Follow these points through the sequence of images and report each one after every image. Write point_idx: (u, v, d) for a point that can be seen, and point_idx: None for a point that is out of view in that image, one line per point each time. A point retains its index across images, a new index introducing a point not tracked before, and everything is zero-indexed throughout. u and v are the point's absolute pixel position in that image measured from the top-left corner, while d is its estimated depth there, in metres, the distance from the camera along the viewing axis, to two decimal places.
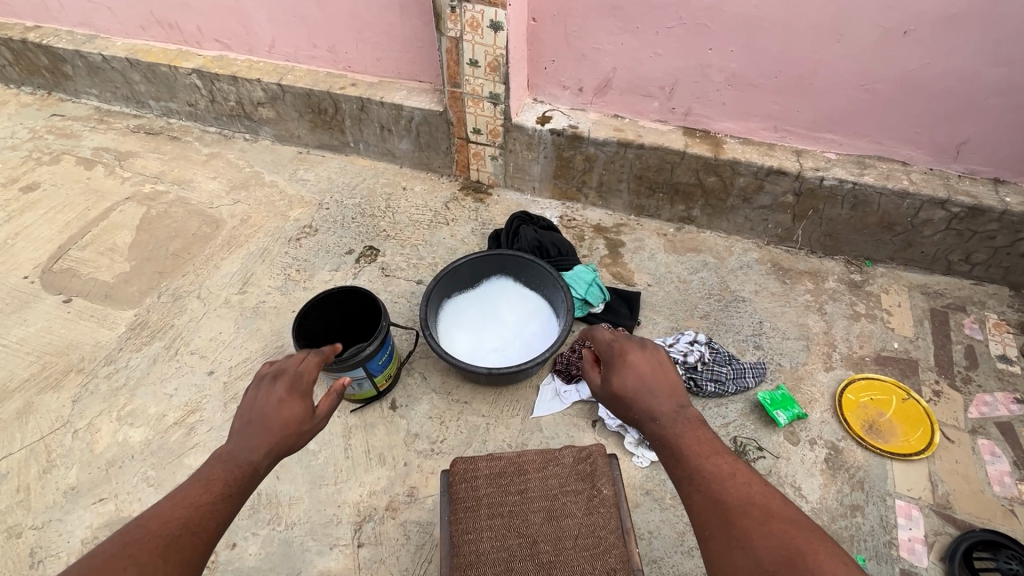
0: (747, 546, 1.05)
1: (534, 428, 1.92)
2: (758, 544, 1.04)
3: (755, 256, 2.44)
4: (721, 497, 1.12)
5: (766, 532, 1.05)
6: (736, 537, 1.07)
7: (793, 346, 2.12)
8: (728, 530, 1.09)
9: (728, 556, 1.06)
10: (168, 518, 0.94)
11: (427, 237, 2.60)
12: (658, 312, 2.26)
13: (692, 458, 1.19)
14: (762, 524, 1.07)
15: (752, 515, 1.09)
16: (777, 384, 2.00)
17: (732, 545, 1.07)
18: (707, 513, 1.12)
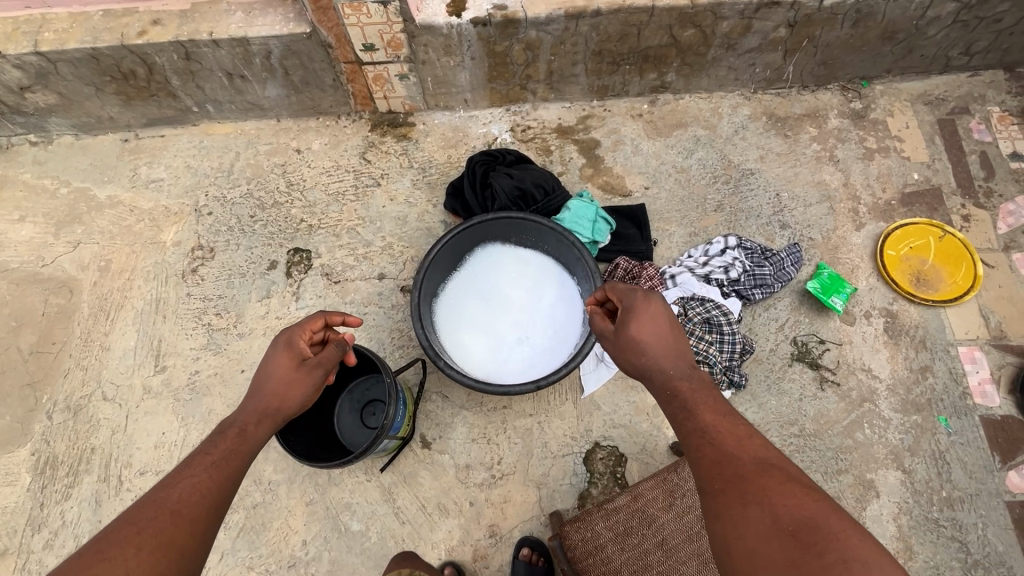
0: (757, 506, 0.98)
1: (592, 409, 1.69)
2: (774, 503, 0.98)
3: (747, 112, 2.09)
4: (734, 455, 1.08)
5: (785, 492, 0.98)
6: (748, 495, 1.00)
7: (818, 212, 1.91)
8: (741, 488, 1.02)
9: (737, 518, 0.99)
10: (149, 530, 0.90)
11: (362, 212, 2.01)
12: (668, 220, 1.93)
13: (702, 414, 1.17)
14: (782, 486, 1.00)
15: (768, 474, 1.03)
16: (817, 264, 1.83)
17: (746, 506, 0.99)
18: (710, 465, 1.08)
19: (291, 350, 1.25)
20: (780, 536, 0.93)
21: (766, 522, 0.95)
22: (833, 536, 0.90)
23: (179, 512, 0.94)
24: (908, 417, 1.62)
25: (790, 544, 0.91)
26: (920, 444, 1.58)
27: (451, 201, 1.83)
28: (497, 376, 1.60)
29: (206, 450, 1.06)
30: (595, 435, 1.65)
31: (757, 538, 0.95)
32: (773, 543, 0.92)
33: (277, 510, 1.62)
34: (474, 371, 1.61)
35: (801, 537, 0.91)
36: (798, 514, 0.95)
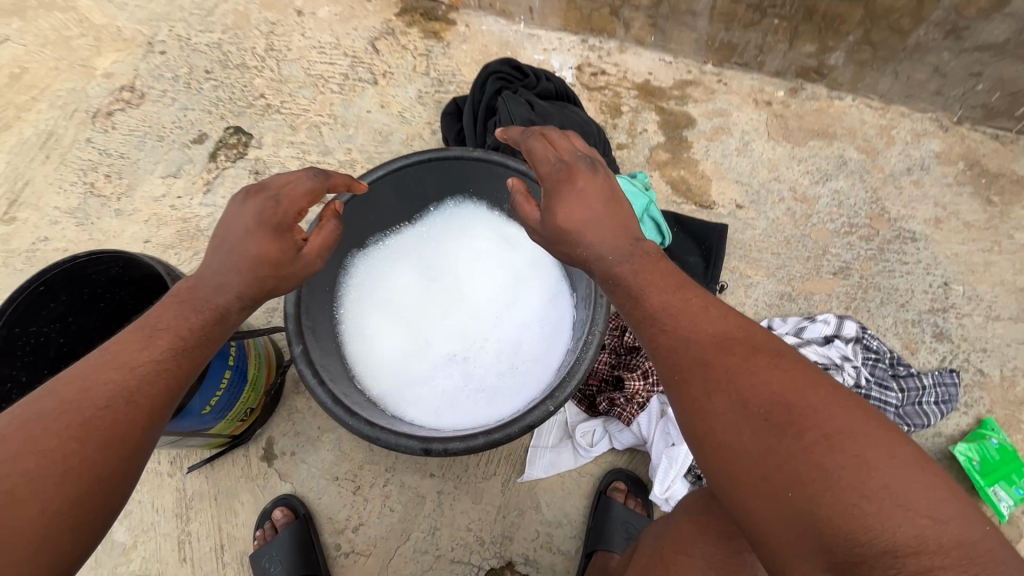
0: (733, 409, 0.55)
1: (527, 506, 1.04)
2: (753, 389, 0.55)
3: (935, 148, 1.34)
4: (709, 333, 0.60)
5: (759, 371, 0.56)
6: (717, 387, 0.57)
7: (1006, 334, 1.15)
8: (704, 376, 0.57)
9: (710, 435, 0.56)
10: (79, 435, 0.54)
11: (338, 109, 1.45)
12: (754, 262, 1.23)
13: (649, 292, 0.64)
14: (752, 362, 0.57)
15: (740, 350, 0.58)
16: (979, 418, 1.07)
17: (710, 395, 0.57)
18: (671, 345, 0.61)
19: (268, 213, 0.69)
20: (762, 439, 0.53)
21: (743, 428, 0.54)
22: (845, 443, 0.50)
23: (118, 407, 0.56)
24: None
25: (780, 468, 0.51)
26: None
27: (441, 130, 1.22)
28: (394, 402, 0.99)
29: (160, 315, 0.63)
30: (513, 550, 1.01)
31: (744, 471, 0.53)
32: (758, 472, 0.52)
33: None
34: (365, 377, 1.01)
35: (807, 459, 0.51)
36: (783, 393, 0.54)
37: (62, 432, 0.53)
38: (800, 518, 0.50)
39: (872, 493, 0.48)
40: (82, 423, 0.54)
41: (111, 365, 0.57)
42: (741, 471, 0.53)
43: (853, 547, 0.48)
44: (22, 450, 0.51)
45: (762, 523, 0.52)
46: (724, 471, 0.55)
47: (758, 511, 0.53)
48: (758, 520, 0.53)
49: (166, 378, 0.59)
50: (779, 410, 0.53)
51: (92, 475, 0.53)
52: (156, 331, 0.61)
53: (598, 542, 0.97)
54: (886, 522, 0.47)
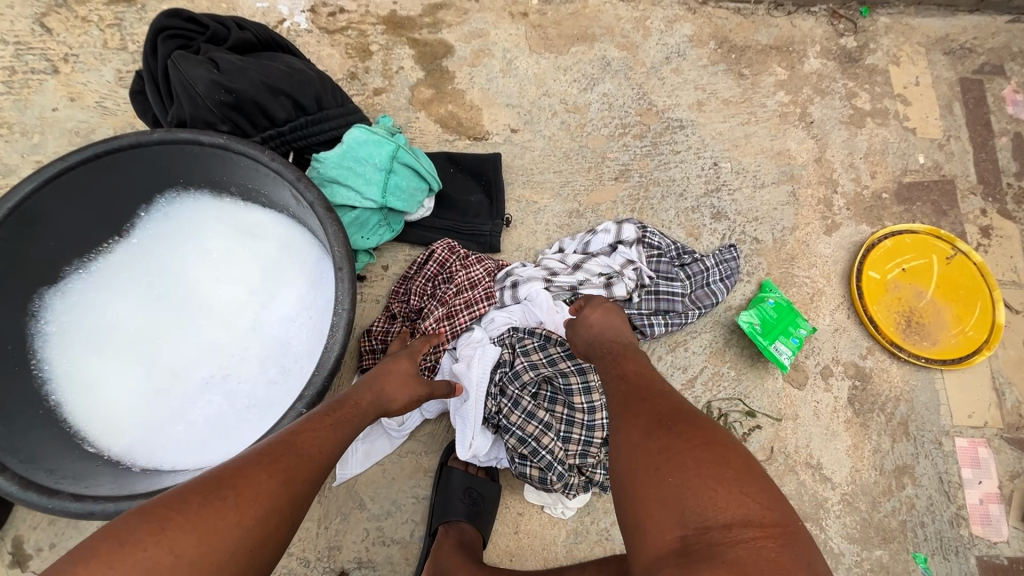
0: (648, 424, 0.64)
1: (349, 509, 0.95)
2: (667, 418, 0.64)
3: (688, 31, 1.34)
4: (643, 378, 0.74)
5: (680, 413, 0.64)
6: (645, 409, 0.67)
7: (772, 199, 1.21)
8: (639, 403, 0.68)
9: (627, 440, 0.65)
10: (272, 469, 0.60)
11: (10, 114, 1.13)
12: (538, 186, 1.18)
13: (625, 361, 0.78)
14: (677, 404, 0.66)
15: (673, 401, 0.68)
16: (760, 283, 1.14)
17: (640, 413, 0.66)
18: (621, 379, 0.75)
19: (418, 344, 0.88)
20: (658, 442, 0.61)
21: (651, 434, 0.63)
22: (718, 449, 0.58)
23: (300, 469, 0.62)
24: (867, 553, 0.99)
25: (667, 462, 0.59)
26: None
27: (137, 113, 0.99)
28: (146, 453, 0.82)
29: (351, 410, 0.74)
30: (343, 558, 0.92)
31: (641, 469, 0.61)
32: (653, 469, 0.59)
33: None
34: (102, 435, 0.82)
35: (691, 455, 0.58)
36: (689, 418, 0.63)
37: (259, 467, 0.59)
38: (672, 495, 0.56)
39: (726, 480, 0.55)
40: (270, 465, 0.60)
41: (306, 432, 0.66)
42: (642, 470, 0.60)
43: (697, 517, 0.53)
44: (230, 477, 0.57)
45: (644, 510, 0.58)
46: (626, 470, 0.62)
47: (645, 498, 0.58)
48: (642, 507, 0.58)
49: (320, 447, 0.66)
50: (678, 425, 0.62)
51: (241, 531, 0.54)
52: (332, 425, 0.70)
53: (442, 518, 0.90)
54: (729, 502, 0.53)
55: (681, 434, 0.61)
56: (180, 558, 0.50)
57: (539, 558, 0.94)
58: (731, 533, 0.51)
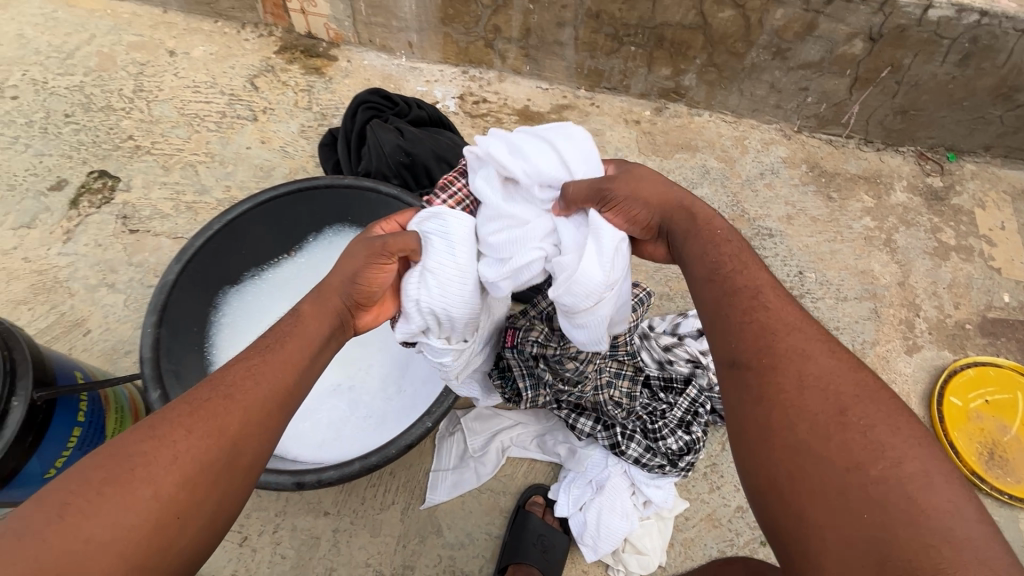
0: (811, 417, 0.50)
1: (427, 533, 1.02)
2: (846, 408, 0.50)
3: (782, 154, 1.50)
4: (781, 324, 0.57)
5: (856, 397, 0.51)
6: (797, 383, 0.53)
7: (855, 312, 1.28)
8: (793, 369, 0.53)
9: (776, 428, 0.51)
10: (199, 417, 0.54)
11: (215, 147, 1.41)
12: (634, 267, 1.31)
13: (758, 288, 0.62)
14: (856, 380, 0.52)
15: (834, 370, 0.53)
16: None
17: (799, 391, 0.52)
18: (746, 318, 0.58)
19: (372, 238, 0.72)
20: (833, 444, 0.48)
21: (828, 416, 0.50)
22: (923, 458, 0.46)
23: (238, 410, 0.56)
24: None
25: (848, 476, 0.46)
26: None
27: (322, 160, 1.22)
28: None
29: (293, 326, 0.66)
30: None
31: (809, 477, 0.48)
32: (835, 484, 0.46)
33: None
34: None
35: (881, 459, 0.46)
36: (870, 415, 0.49)
37: (176, 420, 0.54)
38: (867, 532, 0.43)
39: (935, 499, 0.43)
40: (190, 415, 0.54)
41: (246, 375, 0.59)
42: (810, 481, 0.47)
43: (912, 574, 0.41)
44: (144, 439, 0.51)
45: (812, 520, 0.46)
46: (776, 468, 0.50)
47: (810, 510, 0.47)
48: (812, 525, 0.46)
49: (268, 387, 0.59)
50: (850, 420, 0.49)
51: (158, 490, 0.49)
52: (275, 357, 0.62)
53: (512, 557, 0.97)
54: (940, 525, 0.42)
55: (858, 425, 0.49)
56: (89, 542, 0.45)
57: None
58: None
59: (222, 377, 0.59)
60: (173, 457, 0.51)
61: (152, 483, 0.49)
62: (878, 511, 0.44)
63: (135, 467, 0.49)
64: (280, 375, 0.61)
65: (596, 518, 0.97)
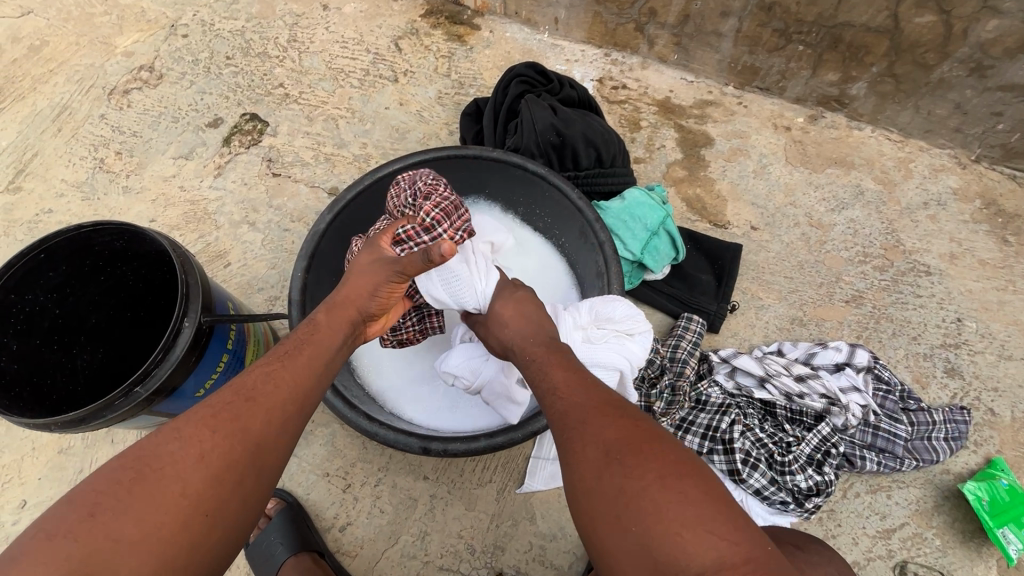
0: (596, 458, 0.58)
1: (520, 518, 1.01)
2: (611, 457, 0.58)
3: (952, 184, 1.33)
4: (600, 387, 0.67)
5: (604, 452, 0.58)
6: (586, 436, 0.60)
7: (1019, 375, 1.13)
8: (601, 422, 0.62)
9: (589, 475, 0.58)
10: (218, 418, 0.59)
11: (356, 104, 1.44)
12: (766, 284, 1.22)
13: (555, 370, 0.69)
14: (613, 425, 0.61)
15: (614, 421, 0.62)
16: (988, 458, 1.05)
17: (584, 444, 0.60)
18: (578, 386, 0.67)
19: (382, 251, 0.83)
20: (608, 480, 0.57)
21: (595, 465, 0.58)
22: (677, 479, 0.55)
23: (261, 409, 0.61)
24: None
25: (624, 508, 0.54)
26: None
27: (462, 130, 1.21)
28: (395, 399, 0.95)
29: (307, 339, 0.71)
30: (504, 561, 0.98)
31: (601, 507, 0.56)
32: (613, 511, 0.55)
33: (18, 441, 1.07)
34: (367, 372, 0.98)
35: (649, 492, 0.54)
36: (623, 446, 0.58)
37: (200, 421, 0.58)
38: (648, 551, 0.52)
39: (696, 518, 0.52)
40: (213, 416, 0.59)
41: (267, 378, 0.64)
42: (590, 513, 0.57)
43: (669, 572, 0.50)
44: (171, 438, 0.56)
45: (616, 556, 0.54)
46: (585, 511, 0.57)
47: (612, 542, 0.55)
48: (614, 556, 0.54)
49: (283, 386, 0.64)
50: (618, 461, 0.57)
51: (183, 483, 0.54)
52: (292, 362, 0.67)
53: None
54: (700, 541, 0.51)
55: (620, 465, 0.57)
56: (120, 540, 0.50)
57: None
58: None
59: (241, 381, 0.63)
60: (198, 456, 0.56)
61: (175, 485, 0.54)
62: (658, 533, 0.52)
63: (163, 467, 0.54)
64: (299, 377, 0.66)
65: None
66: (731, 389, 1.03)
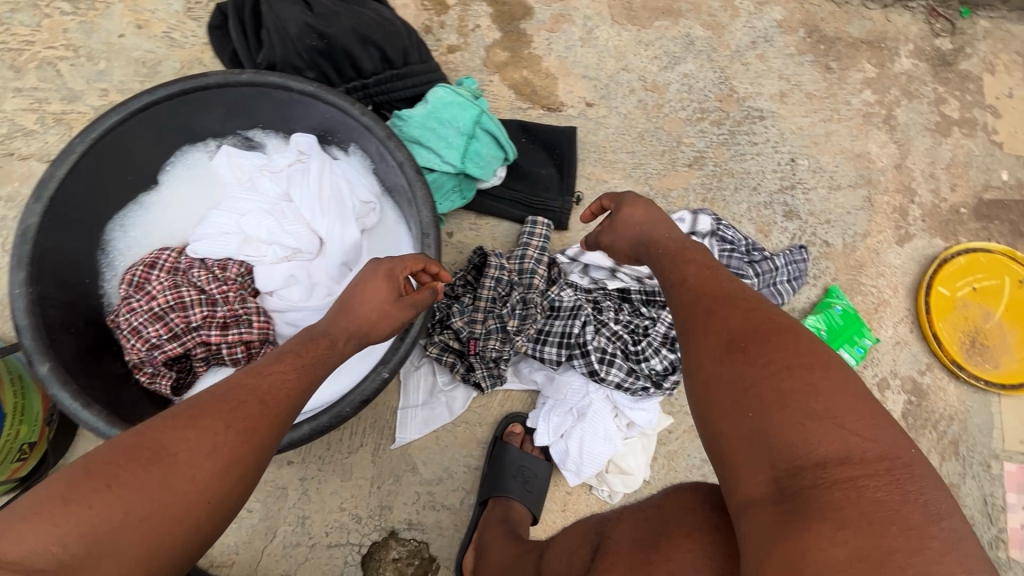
0: (719, 344, 0.56)
1: (402, 471, 0.96)
2: (745, 346, 0.54)
3: (777, 16, 1.27)
4: (714, 281, 0.66)
5: (758, 334, 0.55)
6: (740, 315, 0.58)
7: (847, 202, 1.18)
8: (716, 316, 0.59)
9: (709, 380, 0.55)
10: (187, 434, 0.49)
11: (73, 38, 1.09)
12: (611, 165, 1.14)
13: (687, 266, 0.70)
14: (749, 315, 0.58)
15: (742, 310, 0.58)
16: (826, 288, 1.12)
17: (707, 333, 0.58)
18: (691, 283, 0.67)
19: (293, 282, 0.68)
20: (731, 362, 0.54)
21: (720, 349, 0.56)
22: (808, 369, 0.51)
23: (230, 435, 0.51)
24: None
25: (745, 394, 0.52)
26: None
27: (213, 50, 0.95)
28: None
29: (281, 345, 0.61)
30: (394, 519, 0.94)
31: (721, 397, 0.53)
32: (728, 400, 0.53)
33: None
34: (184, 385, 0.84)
35: (761, 390, 0.51)
36: (754, 328, 0.56)
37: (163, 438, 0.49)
38: (753, 431, 0.49)
39: (816, 412, 0.48)
40: (179, 435, 0.49)
41: (255, 375, 0.56)
42: (727, 392, 0.53)
43: (786, 454, 0.47)
44: (133, 456, 0.47)
45: (729, 443, 0.51)
46: (705, 404, 0.54)
47: (719, 431, 0.52)
48: (723, 444, 0.52)
49: (260, 415, 0.53)
50: (748, 343, 0.54)
51: (147, 511, 0.45)
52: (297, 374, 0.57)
53: (493, 488, 0.92)
54: (821, 437, 0.47)
55: (742, 340, 0.55)
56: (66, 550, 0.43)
57: None
58: (825, 469, 0.45)
59: (201, 398, 0.52)
60: (164, 472, 0.47)
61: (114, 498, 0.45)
62: (766, 434, 0.49)
63: (122, 480, 0.46)
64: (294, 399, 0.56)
65: (579, 447, 0.92)
66: (587, 286, 0.98)
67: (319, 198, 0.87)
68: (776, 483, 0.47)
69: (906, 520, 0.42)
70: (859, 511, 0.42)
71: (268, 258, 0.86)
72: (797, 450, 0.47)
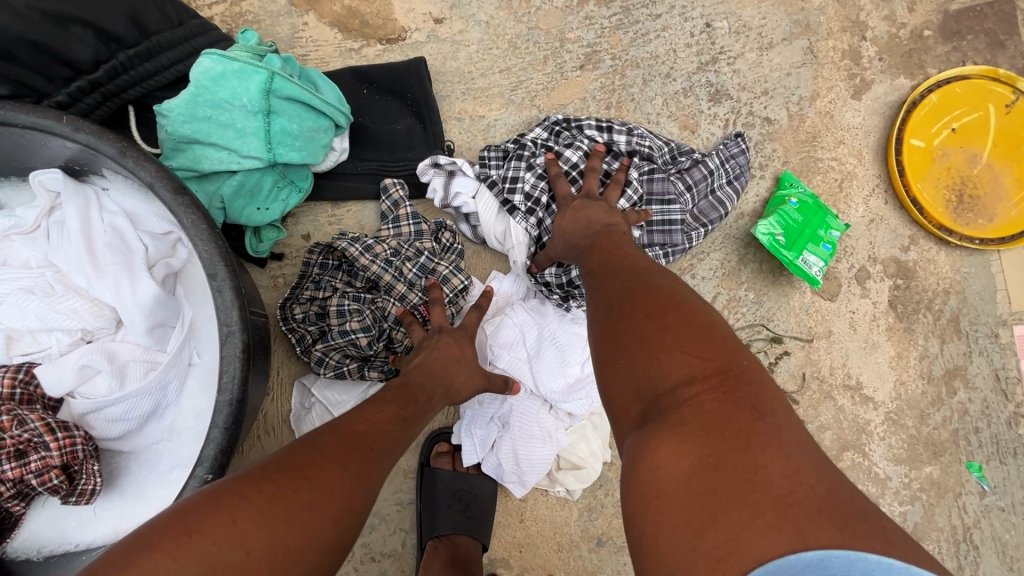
0: (609, 300, 0.55)
1: None
2: (627, 296, 0.54)
3: None
4: (617, 248, 0.64)
5: (641, 282, 0.55)
6: (628, 273, 0.58)
7: (785, 61, 0.94)
8: (613, 275, 0.59)
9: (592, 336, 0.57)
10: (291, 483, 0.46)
11: None
12: (484, 94, 0.90)
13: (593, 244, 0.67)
14: (631, 276, 0.57)
15: (635, 275, 0.57)
16: (777, 177, 0.91)
17: (607, 286, 0.58)
18: (596, 251, 0.65)
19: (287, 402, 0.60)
20: (614, 311, 0.53)
21: (606, 308, 0.55)
22: (670, 314, 0.49)
23: (326, 489, 0.47)
24: (916, 472, 0.88)
25: (621, 335, 0.50)
26: (933, 519, 0.87)
27: None
28: (56, 532, 0.66)
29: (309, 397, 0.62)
30: None
31: (603, 344, 0.52)
32: (607, 345, 0.51)
33: None
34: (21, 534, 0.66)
35: (631, 333, 0.50)
36: (643, 287, 0.54)
37: (272, 484, 0.46)
38: (625, 373, 0.48)
39: (671, 344, 0.46)
40: (282, 484, 0.46)
41: (356, 440, 0.54)
42: (603, 343, 0.52)
43: (647, 385, 0.46)
44: (234, 507, 0.43)
45: (611, 391, 0.50)
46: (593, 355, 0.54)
47: (603, 377, 0.51)
48: (609, 394, 0.50)
49: (354, 474, 0.50)
50: (631, 297, 0.53)
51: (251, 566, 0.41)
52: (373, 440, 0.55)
53: (430, 527, 0.78)
54: (678, 362, 0.45)
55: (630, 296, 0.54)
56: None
57: (551, 540, 0.83)
58: (675, 395, 0.44)
59: (309, 447, 0.51)
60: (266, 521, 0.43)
61: (235, 524, 0.42)
62: (632, 366, 0.48)
63: (227, 525, 0.42)
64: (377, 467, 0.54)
65: (514, 455, 0.77)
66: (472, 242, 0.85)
67: (89, 255, 0.63)
68: (642, 413, 0.46)
69: (738, 424, 0.40)
70: (708, 423, 0.41)
71: (55, 351, 0.63)
72: (653, 387, 0.45)
